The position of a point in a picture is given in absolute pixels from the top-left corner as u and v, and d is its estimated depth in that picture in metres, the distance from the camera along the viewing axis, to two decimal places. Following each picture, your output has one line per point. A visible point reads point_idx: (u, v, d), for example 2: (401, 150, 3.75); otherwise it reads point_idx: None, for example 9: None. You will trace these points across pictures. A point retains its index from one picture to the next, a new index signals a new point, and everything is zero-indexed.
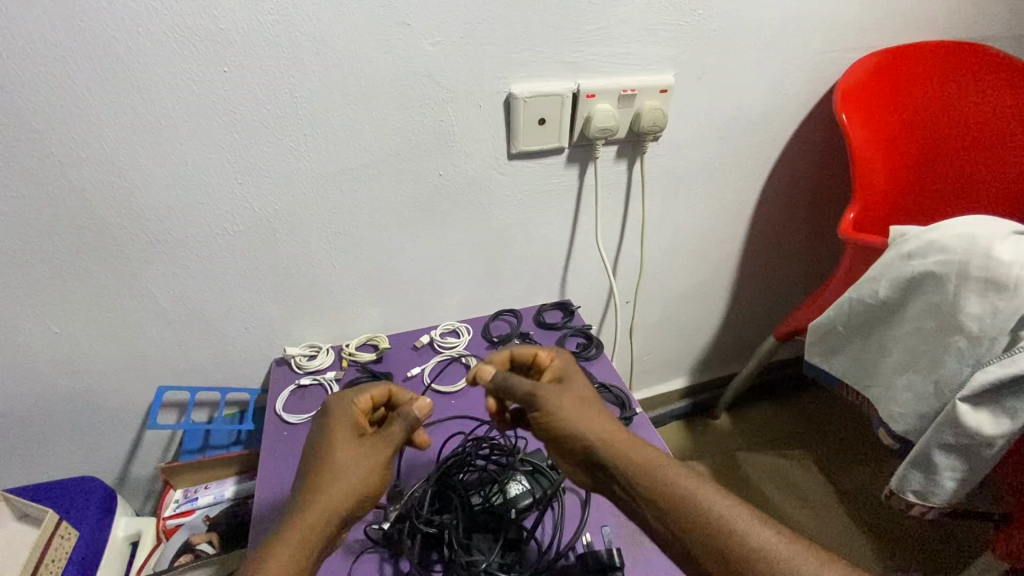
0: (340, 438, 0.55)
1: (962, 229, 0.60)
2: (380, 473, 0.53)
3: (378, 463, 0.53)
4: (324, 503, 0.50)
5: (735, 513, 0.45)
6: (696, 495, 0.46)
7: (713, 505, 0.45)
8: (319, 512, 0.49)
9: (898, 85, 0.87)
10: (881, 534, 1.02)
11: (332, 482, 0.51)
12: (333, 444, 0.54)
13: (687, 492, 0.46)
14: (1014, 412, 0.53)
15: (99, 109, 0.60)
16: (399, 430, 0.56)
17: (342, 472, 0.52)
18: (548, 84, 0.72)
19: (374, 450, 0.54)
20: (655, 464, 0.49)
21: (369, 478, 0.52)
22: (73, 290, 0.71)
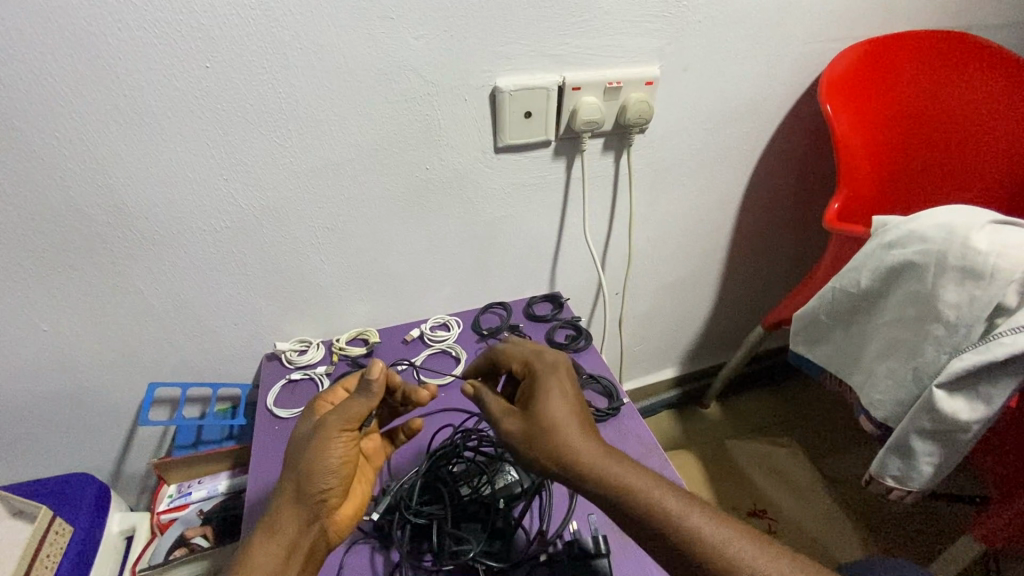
0: (305, 429, 0.56)
1: (941, 218, 0.61)
2: (337, 448, 0.52)
3: (327, 440, 0.52)
4: (289, 498, 0.51)
5: (723, 540, 0.42)
6: (682, 524, 0.43)
7: (701, 532, 0.43)
8: (287, 507, 0.51)
9: (885, 75, 0.87)
10: (866, 519, 1.04)
11: (292, 474, 0.52)
12: (296, 438, 0.55)
13: (674, 523, 0.43)
14: (989, 398, 0.55)
15: (80, 107, 0.59)
16: (355, 403, 0.54)
17: (302, 459, 0.52)
18: (533, 77, 0.72)
19: (325, 429, 0.53)
20: (634, 489, 0.45)
21: (325, 457, 0.52)
22: (60, 287, 0.71)
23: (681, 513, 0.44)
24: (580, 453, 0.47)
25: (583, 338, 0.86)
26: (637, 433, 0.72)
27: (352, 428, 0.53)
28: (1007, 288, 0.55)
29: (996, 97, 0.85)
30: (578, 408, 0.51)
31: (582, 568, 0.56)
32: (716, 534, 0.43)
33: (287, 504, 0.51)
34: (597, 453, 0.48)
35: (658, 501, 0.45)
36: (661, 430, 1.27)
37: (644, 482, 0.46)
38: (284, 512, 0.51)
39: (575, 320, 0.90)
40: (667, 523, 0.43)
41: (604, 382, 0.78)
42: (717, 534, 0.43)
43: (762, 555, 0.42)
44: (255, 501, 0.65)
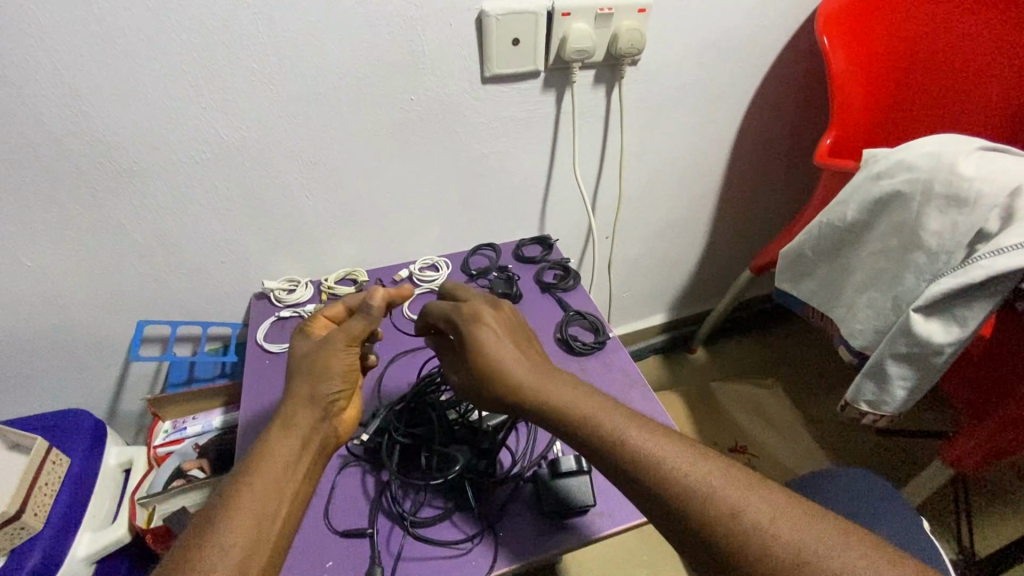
0: (304, 347, 0.55)
1: (931, 147, 0.61)
2: (347, 358, 0.54)
3: (337, 350, 0.53)
4: (302, 401, 0.50)
5: (660, 460, 0.42)
6: (619, 447, 0.43)
7: (638, 455, 0.42)
8: (302, 409, 0.50)
9: (885, 6, 0.84)
10: (841, 453, 1.09)
11: (302, 382, 0.51)
12: (296, 354, 0.55)
13: (610, 447, 0.43)
14: (963, 321, 0.56)
15: (44, 25, 0.56)
16: (356, 321, 0.56)
17: (312, 368, 0.52)
18: (521, 1, 0.69)
19: (332, 341, 0.54)
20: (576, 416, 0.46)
21: (337, 363, 0.52)
22: (39, 221, 0.70)
23: (621, 436, 0.44)
24: (520, 383, 0.49)
25: (571, 277, 0.86)
26: (623, 365, 0.73)
27: (357, 342, 0.55)
28: (990, 213, 0.55)
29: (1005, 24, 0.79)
30: (512, 345, 0.52)
31: (565, 485, 0.57)
32: (654, 455, 0.42)
33: (299, 409, 0.50)
34: (537, 384, 0.49)
35: (598, 427, 0.45)
36: (649, 375, 1.30)
37: (586, 408, 0.46)
38: (298, 414, 0.49)
39: (564, 260, 0.90)
40: (605, 447, 0.44)
41: (591, 317, 0.79)
42: (654, 454, 0.42)
43: (692, 471, 0.40)
44: (249, 427, 0.66)
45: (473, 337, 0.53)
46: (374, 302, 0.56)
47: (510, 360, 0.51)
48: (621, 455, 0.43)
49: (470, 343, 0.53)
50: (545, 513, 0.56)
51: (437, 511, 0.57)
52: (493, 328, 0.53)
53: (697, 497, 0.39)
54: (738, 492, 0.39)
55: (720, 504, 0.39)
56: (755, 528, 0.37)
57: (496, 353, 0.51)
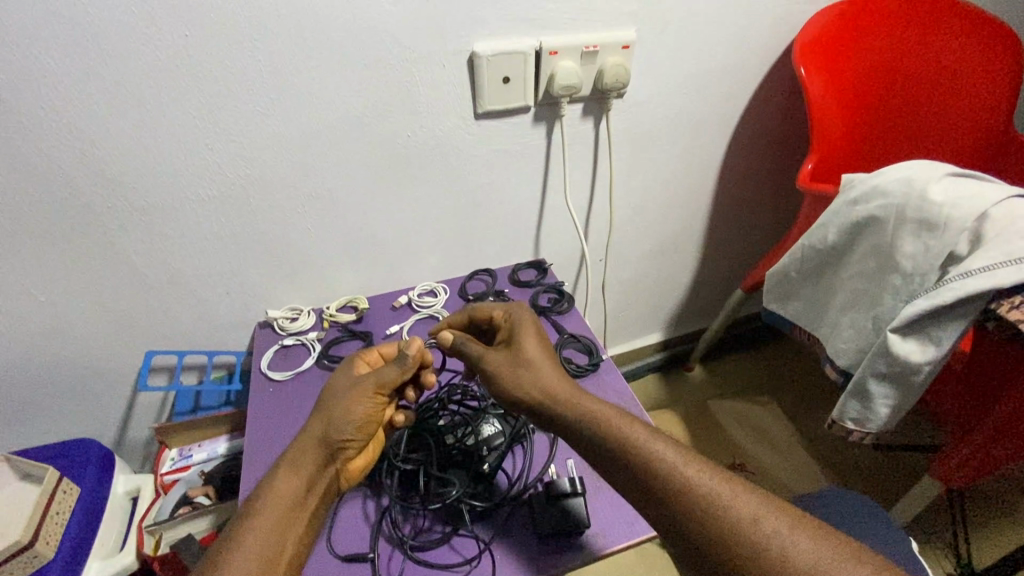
0: (335, 383, 0.60)
1: (903, 173, 0.64)
2: (368, 405, 0.57)
3: (363, 394, 0.57)
4: (316, 441, 0.55)
5: (681, 463, 0.44)
6: (644, 449, 0.46)
7: (661, 457, 0.45)
8: (314, 449, 0.54)
9: (858, 36, 0.88)
10: (837, 469, 1.10)
11: (321, 422, 0.56)
12: (331, 385, 0.60)
13: (636, 446, 0.46)
14: (938, 340, 0.59)
15: (63, 78, 0.61)
16: (390, 369, 0.60)
17: (333, 409, 0.56)
18: (510, 42, 0.74)
19: (358, 386, 0.58)
20: (606, 418, 0.50)
21: (356, 410, 0.56)
22: (53, 259, 0.73)
23: (645, 440, 0.47)
24: (554, 386, 0.54)
25: (566, 301, 0.89)
26: (617, 387, 0.75)
27: (383, 391, 0.59)
28: (959, 237, 0.58)
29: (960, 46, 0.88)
30: (552, 355, 0.59)
31: (560, 507, 0.58)
32: (675, 460, 0.45)
33: (312, 448, 0.54)
34: (573, 389, 0.54)
35: (625, 430, 0.48)
36: (646, 393, 1.32)
37: (615, 415, 0.50)
38: (309, 455, 0.54)
39: (559, 284, 0.92)
40: (631, 447, 0.47)
41: (585, 340, 0.81)
42: (677, 458, 0.45)
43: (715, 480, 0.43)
44: (254, 454, 0.68)
45: (523, 345, 0.59)
46: (409, 356, 0.60)
47: (552, 368, 0.56)
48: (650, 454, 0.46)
49: (519, 348, 0.59)
50: (541, 535, 0.58)
51: (436, 535, 0.59)
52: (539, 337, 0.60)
53: (716, 504, 0.41)
54: (752, 500, 0.41)
55: (740, 510, 0.41)
56: (766, 532, 0.40)
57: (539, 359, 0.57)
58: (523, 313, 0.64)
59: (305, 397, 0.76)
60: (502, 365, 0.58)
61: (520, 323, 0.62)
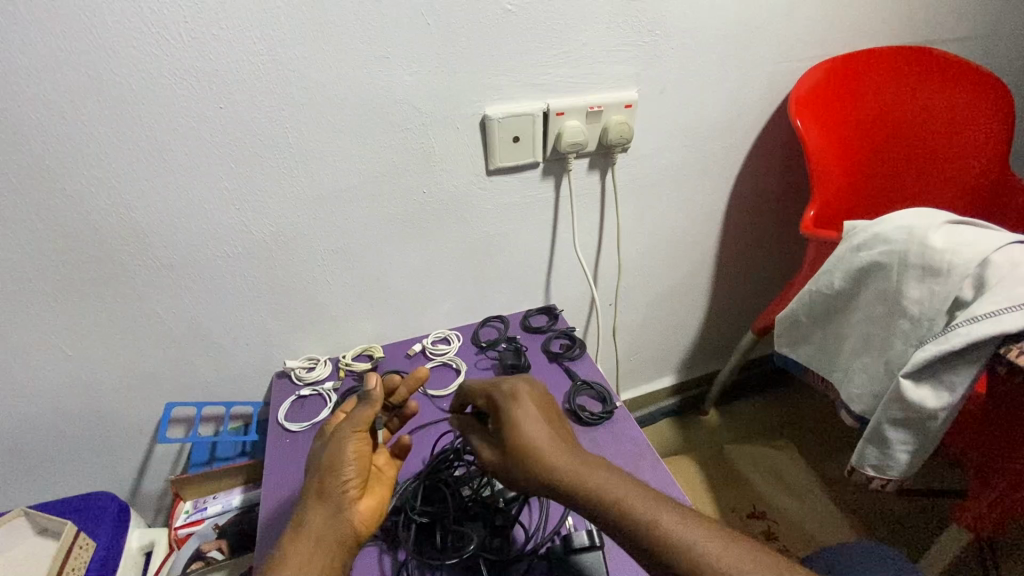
0: (320, 442, 0.59)
1: (903, 220, 0.66)
2: (352, 446, 0.56)
3: (343, 441, 0.57)
4: (317, 498, 0.54)
5: (690, 537, 0.45)
6: (652, 524, 0.46)
7: (670, 536, 0.45)
8: (317, 507, 0.53)
9: (850, 88, 0.93)
10: (862, 516, 1.07)
11: (317, 478, 0.55)
12: (314, 448, 0.59)
13: (643, 523, 0.46)
14: (952, 386, 0.59)
15: (107, 148, 0.65)
16: (359, 408, 0.59)
17: (323, 462, 0.56)
18: (519, 105, 0.79)
19: (339, 434, 0.58)
20: (608, 494, 0.48)
21: (344, 454, 0.56)
22: (84, 314, 0.76)
23: (650, 517, 0.46)
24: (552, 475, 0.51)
25: (577, 347, 0.90)
26: (631, 435, 0.75)
27: (363, 428, 0.58)
28: (963, 282, 0.59)
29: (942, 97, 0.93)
30: (547, 431, 0.54)
31: (580, 560, 0.59)
32: (684, 533, 0.45)
33: (314, 508, 0.53)
34: (572, 473, 0.50)
35: (630, 505, 0.47)
36: (660, 438, 1.30)
37: (617, 492, 0.48)
38: (315, 515, 0.53)
39: (570, 330, 0.94)
40: (637, 523, 0.46)
41: (598, 387, 0.82)
42: (684, 531, 0.45)
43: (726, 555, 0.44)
44: (269, 507, 0.68)
45: (513, 421, 0.55)
46: (371, 389, 0.59)
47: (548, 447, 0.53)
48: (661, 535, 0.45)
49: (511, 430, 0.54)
50: None
51: None
52: (526, 415, 0.55)
53: None
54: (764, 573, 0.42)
55: None
56: None
57: (535, 437, 0.53)
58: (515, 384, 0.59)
59: None
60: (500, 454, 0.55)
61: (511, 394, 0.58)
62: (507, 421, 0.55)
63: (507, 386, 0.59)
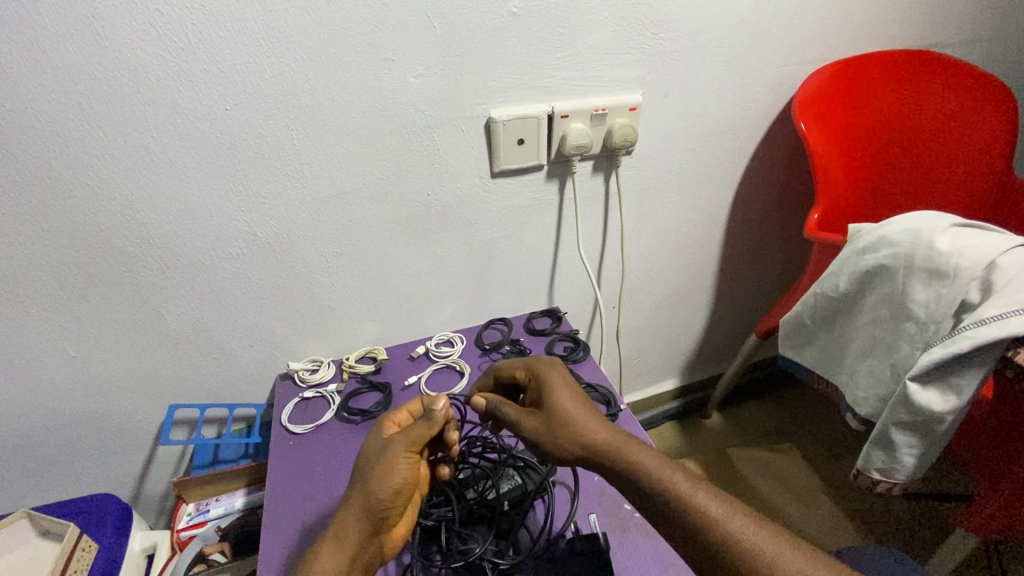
0: (371, 444, 0.59)
1: (909, 223, 0.66)
2: (404, 469, 0.56)
3: (395, 458, 0.56)
4: (356, 506, 0.54)
5: (723, 516, 0.44)
6: (685, 499, 0.46)
7: (703, 504, 0.45)
8: (353, 516, 0.53)
9: (854, 91, 0.93)
10: (866, 520, 1.07)
11: (361, 488, 0.55)
12: (363, 453, 0.59)
13: (676, 495, 0.46)
14: (959, 389, 0.59)
15: (113, 149, 0.66)
16: (419, 427, 0.59)
17: (371, 473, 0.55)
18: (524, 107, 0.79)
19: (391, 450, 0.57)
20: (644, 467, 0.49)
21: (391, 472, 0.55)
22: (89, 315, 0.76)
23: (683, 485, 0.46)
24: (590, 439, 0.53)
25: (581, 349, 0.90)
26: (636, 438, 0.75)
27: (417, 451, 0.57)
28: (969, 285, 0.59)
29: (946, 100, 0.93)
30: (584, 404, 0.56)
31: (585, 562, 0.59)
32: (717, 510, 0.44)
33: (351, 515, 0.53)
34: (611, 437, 0.52)
35: (664, 471, 0.48)
36: (663, 442, 1.30)
37: (651, 459, 0.49)
38: (350, 521, 0.53)
39: (574, 332, 0.93)
40: (671, 497, 0.46)
41: (602, 390, 0.82)
42: (718, 508, 0.44)
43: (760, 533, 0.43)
44: (273, 511, 0.68)
45: (550, 399, 0.58)
46: (437, 411, 0.59)
47: (586, 417, 0.55)
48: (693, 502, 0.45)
49: (550, 403, 0.57)
50: None
51: None
52: (565, 389, 0.58)
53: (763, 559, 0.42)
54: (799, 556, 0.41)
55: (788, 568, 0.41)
56: None
57: (570, 414, 0.55)
58: (545, 366, 0.62)
59: (326, 450, 0.76)
60: (536, 426, 0.57)
61: (543, 375, 0.61)
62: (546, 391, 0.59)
63: (542, 365, 0.62)
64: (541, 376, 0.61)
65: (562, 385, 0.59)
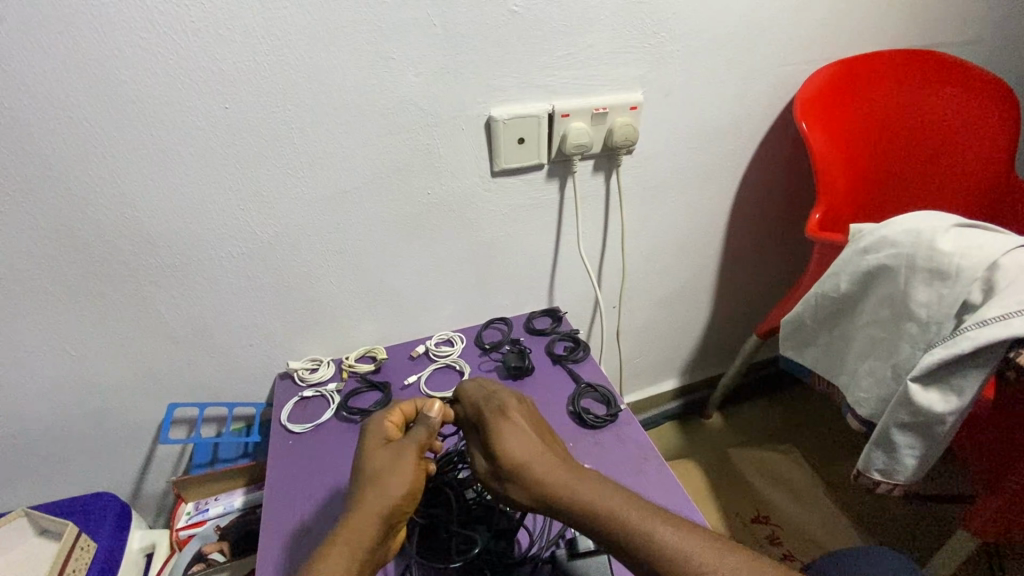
0: (375, 448, 0.58)
1: (911, 223, 0.66)
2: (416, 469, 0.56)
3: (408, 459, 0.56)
4: (368, 508, 0.52)
5: (682, 549, 0.45)
6: (645, 537, 0.46)
7: (665, 544, 0.45)
8: (367, 517, 0.51)
9: (855, 91, 0.93)
10: (866, 520, 1.07)
11: (374, 487, 0.54)
12: (368, 454, 0.58)
13: (636, 535, 0.47)
14: (960, 390, 0.59)
15: (112, 148, 0.65)
16: (421, 433, 0.60)
17: (383, 473, 0.55)
18: (524, 106, 0.78)
19: (401, 452, 0.57)
20: (601, 507, 0.49)
21: (405, 474, 0.55)
22: (88, 314, 0.76)
23: (644, 525, 0.47)
24: (543, 481, 0.52)
25: (581, 349, 0.90)
26: (636, 437, 0.74)
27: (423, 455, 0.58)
28: (971, 285, 0.59)
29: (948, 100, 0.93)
30: (533, 441, 0.55)
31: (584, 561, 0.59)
32: (677, 544, 0.45)
33: (363, 516, 0.51)
34: (564, 477, 0.51)
35: (623, 513, 0.48)
36: (663, 442, 1.30)
37: (610, 499, 0.49)
38: (362, 523, 0.51)
39: (574, 332, 0.93)
40: (632, 538, 0.47)
41: (602, 390, 0.81)
42: (678, 541, 0.45)
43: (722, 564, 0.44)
44: (272, 511, 0.67)
45: (497, 441, 0.55)
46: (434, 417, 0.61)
47: (538, 455, 0.54)
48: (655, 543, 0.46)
49: (498, 444, 0.55)
50: None
51: None
52: (513, 426, 0.57)
53: None
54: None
55: None
56: None
57: (522, 457, 0.53)
58: (498, 401, 0.61)
59: (325, 450, 0.76)
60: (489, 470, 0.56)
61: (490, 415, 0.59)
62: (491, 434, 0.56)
63: (492, 406, 0.60)
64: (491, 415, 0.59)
65: (508, 424, 0.57)
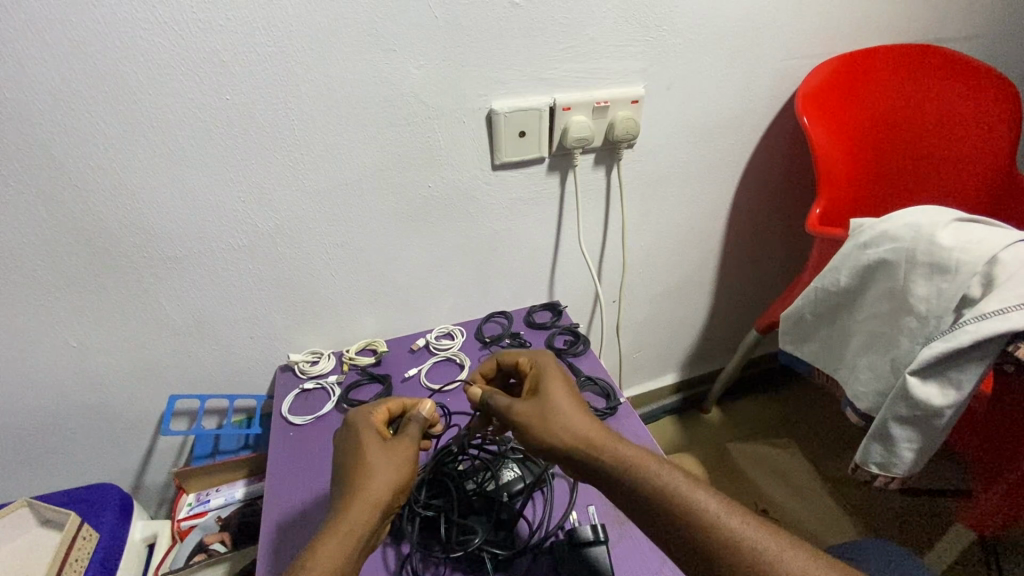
0: (369, 443, 0.58)
1: (911, 218, 0.66)
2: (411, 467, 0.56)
3: (407, 458, 0.57)
4: (366, 498, 0.52)
5: (722, 513, 0.46)
6: (685, 499, 0.47)
7: (703, 505, 0.46)
8: (363, 508, 0.52)
9: (858, 86, 0.92)
10: (863, 514, 1.07)
11: (363, 477, 0.54)
12: (361, 444, 0.58)
13: (673, 493, 0.48)
14: (959, 383, 0.59)
15: (113, 140, 0.65)
16: (415, 429, 0.61)
17: (376, 464, 0.55)
18: (525, 100, 0.78)
19: (398, 446, 0.58)
20: (645, 464, 0.50)
21: (400, 467, 0.56)
22: (88, 305, 0.76)
23: (683, 487, 0.48)
24: (582, 433, 0.54)
25: (581, 343, 0.90)
26: (636, 431, 0.75)
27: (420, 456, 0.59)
28: (971, 280, 0.59)
29: (951, 94, 0.93)
30: (578, 399, 0.58)
31: (581, 552, 0.59)
32: (717, 509, 0.46)
33: (354, 507, 0.51)
34: (608, 436, 0.54)
35: (660, 472, 0.49)
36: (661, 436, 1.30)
37: (650, 460, 0.51)
38: (356, 514, 0.51)
39: (574, 326, 0.93)
40: (672, 496, 0.47)
41: (602, 383, 0.82)
42: (717, 507, 0.46)
43: (760, 531, 0.45)
44: (274, 504, 0.68)
45: (549, 389, 0.59)
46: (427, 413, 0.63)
47: (580, 410, 0.57)
48: (695, 503, 0.47)
49: (547, 393, 0.59)
50: None
51: None
52: (565, 383, 0.60)
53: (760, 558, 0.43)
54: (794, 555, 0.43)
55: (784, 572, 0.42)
56: None
57: (568, 406, 0.57)
58: (548, 361, 0.64)
59: (323, 443, 0.76)
60: (529, 414, 0.57)
61: (544, 367, 0.63)
62: (543, 387, 0.60)
63: (544, 364, 0.64)
64: (542, 369, 0.63)
65: (558, 382, 0.60)
